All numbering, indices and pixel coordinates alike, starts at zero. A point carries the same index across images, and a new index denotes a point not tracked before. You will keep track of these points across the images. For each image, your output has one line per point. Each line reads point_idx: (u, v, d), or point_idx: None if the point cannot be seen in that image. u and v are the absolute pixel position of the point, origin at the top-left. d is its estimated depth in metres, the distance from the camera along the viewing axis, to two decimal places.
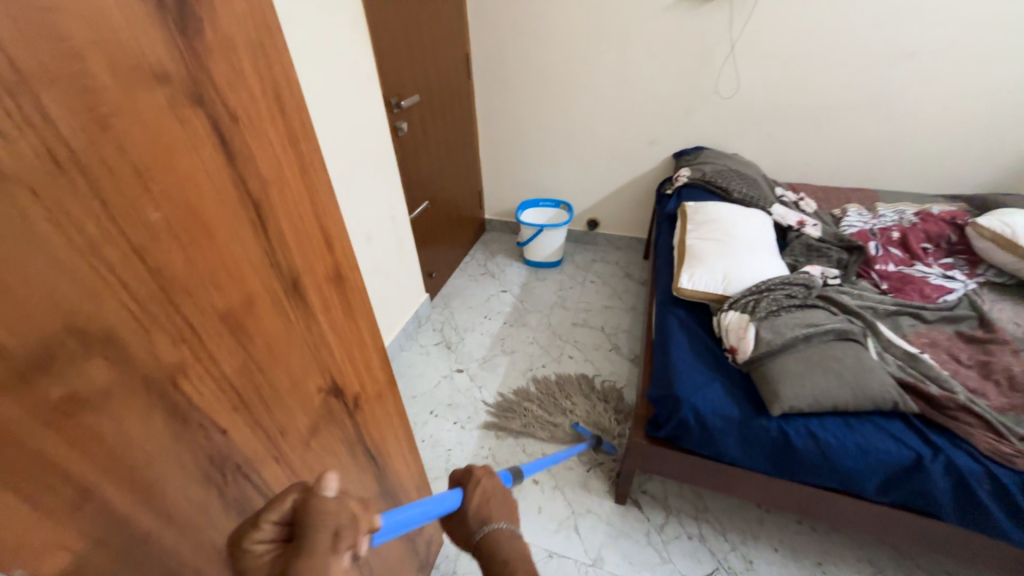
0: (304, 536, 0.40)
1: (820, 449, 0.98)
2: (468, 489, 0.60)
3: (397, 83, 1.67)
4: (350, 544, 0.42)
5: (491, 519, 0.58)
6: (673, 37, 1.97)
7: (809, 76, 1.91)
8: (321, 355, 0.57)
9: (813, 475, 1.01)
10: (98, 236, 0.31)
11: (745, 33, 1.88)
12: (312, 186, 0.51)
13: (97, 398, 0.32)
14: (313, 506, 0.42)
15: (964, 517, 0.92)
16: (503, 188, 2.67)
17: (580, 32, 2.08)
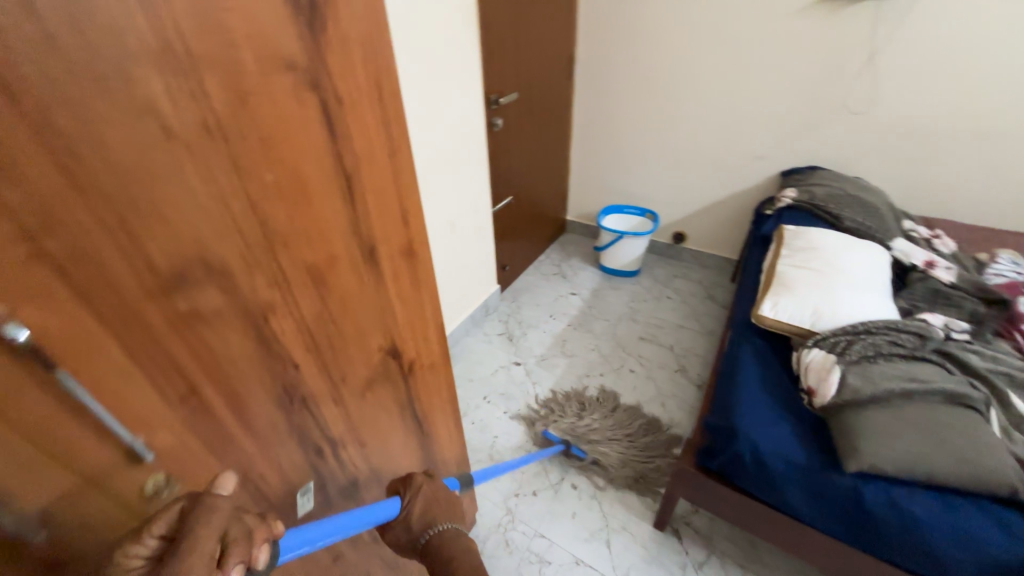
0: (182, 543, 0.34)
1: (903, 523, 0.85)
2: (407, 498, 0.66)
3: (499, 81, 1.75)
4: (241, 559, 0.37)
5: (433, 520, 0.63)
6: (799, 45, 1.80)
7: (970, 94, 1.62)
8: (385, 318, 0.64)
9: (890, 551, 0.88)
10: (228, 188, 0.39)
11: (890, 41, 1.66)
12: (399, 167, 0.58)
13: (210, 316, 0.41)
14: (205, 504, 0.37)
15: None
16: (589, 191, 2.65)
17: (692, 37, 1.99)
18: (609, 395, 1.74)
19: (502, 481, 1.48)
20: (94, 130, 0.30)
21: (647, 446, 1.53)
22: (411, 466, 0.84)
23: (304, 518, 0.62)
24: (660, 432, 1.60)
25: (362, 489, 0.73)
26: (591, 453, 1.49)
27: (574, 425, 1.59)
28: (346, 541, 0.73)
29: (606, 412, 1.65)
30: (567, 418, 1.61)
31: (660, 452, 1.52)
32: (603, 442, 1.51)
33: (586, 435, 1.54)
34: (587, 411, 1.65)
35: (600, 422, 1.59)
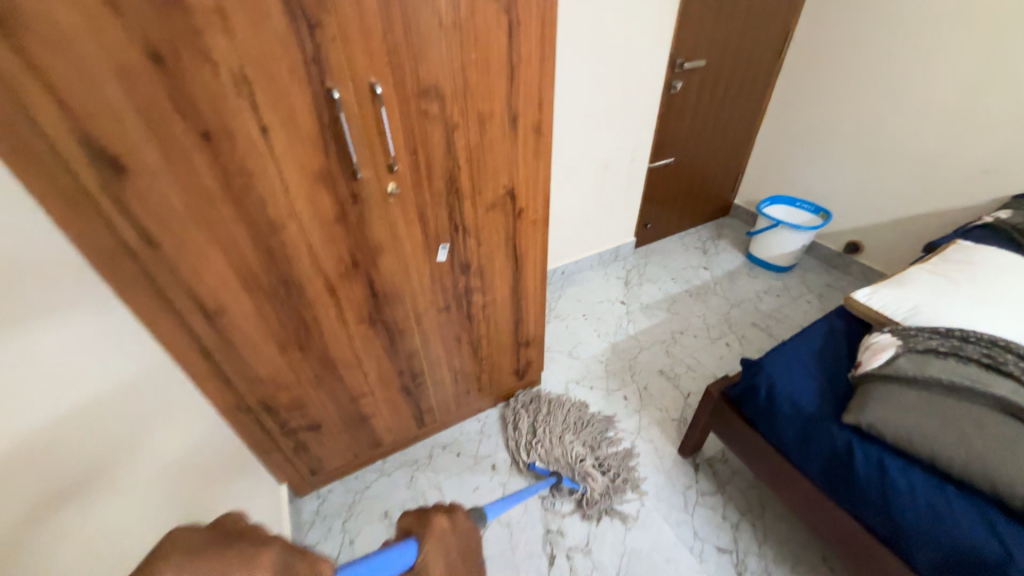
0: None
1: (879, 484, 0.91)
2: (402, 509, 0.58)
3: (689, 47, 1.90)
4: None
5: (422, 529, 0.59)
6: None
7: None
8: (512, 167, 1.06)
9: (862, 509, 0.95)
10: (454, 56, 0.84)
11: None
12: (544, 70, 0.95)
13: (432, 117, 0.88)
14: None
15: None
16: (765, 179, 2.56)
17: (941, 19, 1.73)
18: (552, 405, 1.63)
19: (571, 370, 1.84)
20: (417, 18, 0.76)
21: (609, 454, 1.50)
22: (504, 285, 1.29)
23: (439, 264, 1.11)
24: (611, 444, 1.54)
25: (471, 275, 1.20)
26: (580, 479, 1.42)
27: (522, 427, 1.56)
28: (454, 301, 1.22)
29: (562, 423, 1.58)
30: (519, 438, 1.53)
31: (636, 470, 1.47)
32: (587, 464, 1.45)
33: (534, 443, 1.51)
34: (534, 424, 1.57)
35: (573, 441, 1.51)
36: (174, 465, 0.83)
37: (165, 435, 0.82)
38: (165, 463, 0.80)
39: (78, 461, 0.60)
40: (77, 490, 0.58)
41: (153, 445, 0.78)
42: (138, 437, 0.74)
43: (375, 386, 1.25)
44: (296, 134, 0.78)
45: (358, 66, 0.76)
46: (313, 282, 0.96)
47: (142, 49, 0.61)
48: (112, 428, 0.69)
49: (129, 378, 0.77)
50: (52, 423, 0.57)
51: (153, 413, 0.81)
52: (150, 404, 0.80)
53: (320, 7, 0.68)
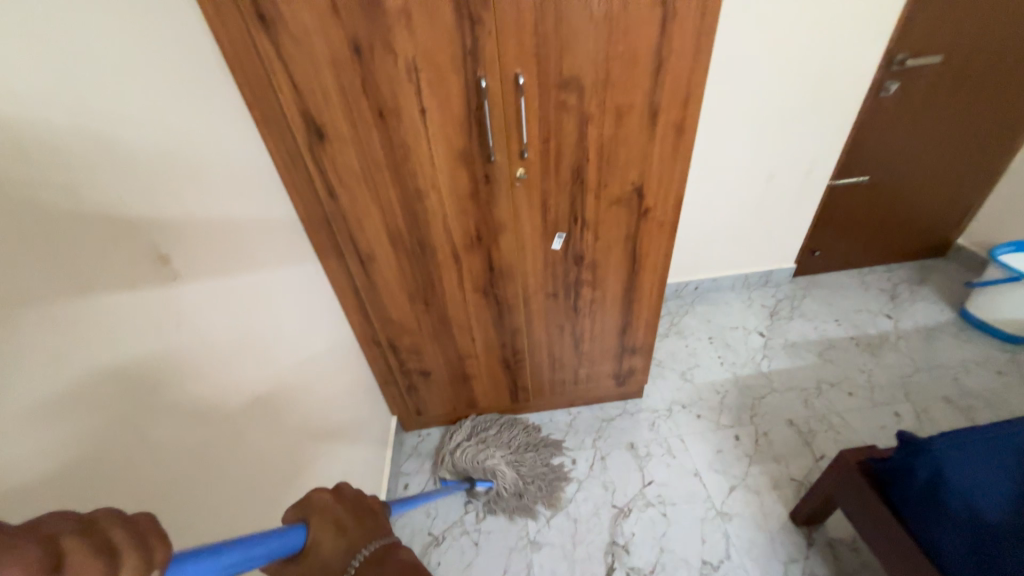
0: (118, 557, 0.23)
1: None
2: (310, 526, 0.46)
3: (921, 38, 1.52)
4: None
5: None
6: None
7: None
8: (644, 164, 1.03)
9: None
10: (600, 50, 0.85)
11: None
12: (698, 62, 0.89)
13: (569, 109, 0.92)
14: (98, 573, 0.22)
15: None
16: (1018, 216, 1.90)
17: None
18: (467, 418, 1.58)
19: (678, 391, 1.70)
20: (569, 10, 0.80)
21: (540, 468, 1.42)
22: (616, 284, 1.26)
23: (554, 250, 1.15)
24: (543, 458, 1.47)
25: (584, 267, 1.21)
26: (491, 477, 1.39)
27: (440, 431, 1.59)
28: (563, 289, 1.25)
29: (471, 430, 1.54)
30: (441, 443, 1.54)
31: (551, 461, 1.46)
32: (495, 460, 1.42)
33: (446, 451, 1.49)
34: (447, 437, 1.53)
35: (476, 443, 1.47)
36: (321, 369, 1.05)
37: (318, 345, 1.05)
38: (289, 382, 0.90)
39: (221, 383, 0.68)
40: (233, 391, 0.70)
41: (281, 366, 0.88)
42: (281, 364, 0.88)
43: (479, 351, 1.37)
44: (448, 116, 0.90)
45: (508, 59, 0.84)
46: (443, 247, 1.11)
47: (349, 43, 0.79)
48: (265, 349, 0.82)
49: (275, 302, 0.88)
50: (209, 348, 0.66)
51: (290, 338, 0.92)
52: (288, 328, 0.92)
53: (483, 5, 0.77)
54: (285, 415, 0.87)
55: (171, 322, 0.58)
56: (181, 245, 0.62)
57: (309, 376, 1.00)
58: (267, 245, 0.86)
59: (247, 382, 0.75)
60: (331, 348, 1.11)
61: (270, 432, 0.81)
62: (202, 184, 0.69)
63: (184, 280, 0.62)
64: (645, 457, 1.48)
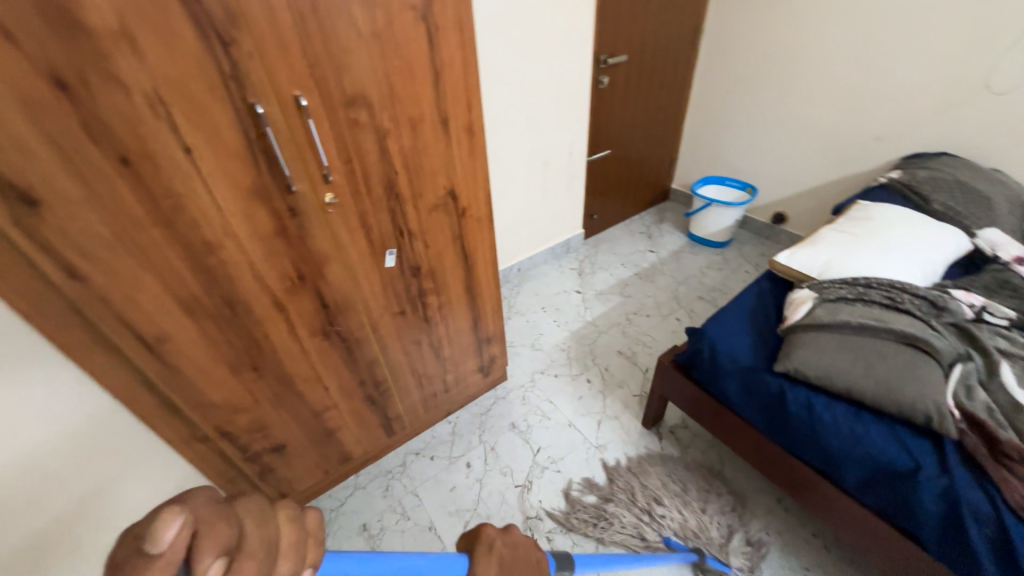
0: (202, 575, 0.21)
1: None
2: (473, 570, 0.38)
3: (611, 43, 2.02)
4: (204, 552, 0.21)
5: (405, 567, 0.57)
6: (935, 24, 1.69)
7: None
8: (449, 167, 1.09)
9: (920, 527, 0.91)
10: (377, 65, 0.86)
11: None
12: (469, 71, 1.00)
13: (362, 127, 0.90)
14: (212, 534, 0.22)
15: (943, 541, 0.88)
16: (697, 162, 2.73)
17: (821, 7, 1.94)
18: (638, 469, 1.46)
19: (535, 362, 1.88)
20: (335, 29, 0.78)
21: (761, 533, 1.31)
22: (457, 285, 1.32)
23: (389, 268, 1.13)
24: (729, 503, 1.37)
25: (423, 277, 1.22)
26: (721, 551, 1.26)
27: (604, 486, 1.43)
28: (409, 304, 1.23)
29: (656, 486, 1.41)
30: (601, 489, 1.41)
31: (763, 514, 1.35)
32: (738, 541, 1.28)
33: (650, 514, 1.33)
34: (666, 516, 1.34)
35: (711, 519, 1.32)
36: (126, 474, 0.87)
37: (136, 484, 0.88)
38: (95, 483, 0.79)
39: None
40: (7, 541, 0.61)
41: (79, 473, 0.76)
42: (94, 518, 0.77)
43: (338, 398, 1.24)
44: (222, 151, 0.77)
45: (280, 81, 0.77)
46: (260, 299, 0.95)
47: (44, 76, 0.60)
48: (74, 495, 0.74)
49: (48, 407, 0.73)
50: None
51: (84, 438, 0.78)
52: (63, 439, 0.74)
53: (233, 25, 0.69)
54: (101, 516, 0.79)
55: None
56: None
57: (110, 478, 0.83)
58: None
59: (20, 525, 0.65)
60: (127, 449, 0.88)
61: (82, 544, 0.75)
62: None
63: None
64: (528, 429, 1.61)
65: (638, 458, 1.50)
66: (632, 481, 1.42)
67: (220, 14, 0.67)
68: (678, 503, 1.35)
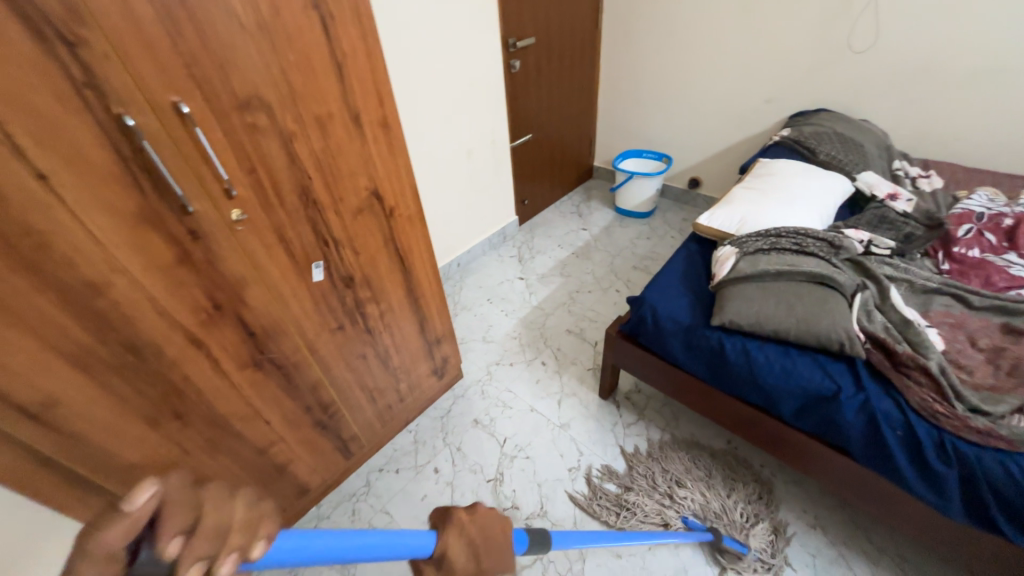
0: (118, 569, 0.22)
1: (967, 409, 0.93)
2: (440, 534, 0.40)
3: (518, 26, 2.01)
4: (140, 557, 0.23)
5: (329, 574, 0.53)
6: None
7: (965, 32, 1.63)
8: (369, 167, 1.02)
9: (848, 441, 1.03)
10: (269, 61, 0.78)
11: None
12: (375, 62, 0.93)
13: (263, 131, 0.81)
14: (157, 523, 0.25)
15: (868, 449, 1.00)
16: (614, 138, 2.83)
17: None
18: (661, 454, 1.46)
19: (488, 355, 1.87)
20: (211, 22, 0.69)
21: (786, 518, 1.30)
22: (396, 289, 1.25)
23: (318, 282, 1.04)
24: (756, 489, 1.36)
25: (358, 286, 1.14)
26: (742, 533, 1.26)
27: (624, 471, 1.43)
28: (347, 317, 1.15)
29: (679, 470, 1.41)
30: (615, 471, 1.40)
31: (793, 501, 1.34)
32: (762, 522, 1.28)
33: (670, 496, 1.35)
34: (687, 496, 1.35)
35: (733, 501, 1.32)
36: None
37: None
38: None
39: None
40: None
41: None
42: None
43: (283, 430, 1.14)
44: (92, 173, 0.66)
45: (153, 86, 0.67)
46: (170, 338, 0.84)
47: None
48: None
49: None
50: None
51: None
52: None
53: (78, 22, 0.58)
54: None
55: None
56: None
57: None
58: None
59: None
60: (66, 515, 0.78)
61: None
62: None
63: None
64: (491, 422, 1.60)
65: (660, 442, 1.50)
66: (653, 467, 1.42)
67: (57, 9, 0.56)
68: (697, 485, 1.37)
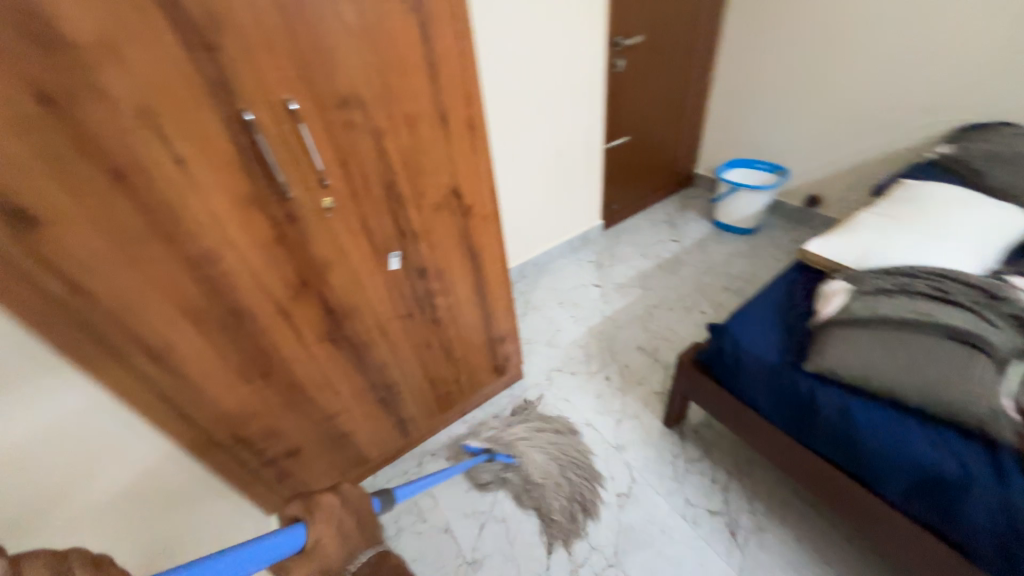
0: None
1: None
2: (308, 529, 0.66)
3: (626, 23, 1.91)
4: None
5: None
6: None
7: None
8: (451, 165, 1.05)
9: (958, 530, 0.85)
10: (368, 62, 0.83)
11: None
12: (467, 63, 0.95)
13: (356, 127, 0.87)
14: None
15: (1000, 556, 0.80)
16: (722, 145, 2.58)
17: None
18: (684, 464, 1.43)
19: (551, 359, 1.84)
20: (322, 27, 0.75)
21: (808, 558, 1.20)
22: (465, 284, 1.28)
23: (393, 271, 1.11)
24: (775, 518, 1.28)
25: (429, 278, 1.19)
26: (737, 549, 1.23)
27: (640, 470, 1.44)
28: (417, 306, 1.21)
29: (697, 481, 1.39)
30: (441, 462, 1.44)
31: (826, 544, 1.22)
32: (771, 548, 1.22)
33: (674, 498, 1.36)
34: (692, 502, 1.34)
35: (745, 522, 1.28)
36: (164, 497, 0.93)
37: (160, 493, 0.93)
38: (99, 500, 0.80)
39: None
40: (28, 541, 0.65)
41: (86, 486, 0.78)
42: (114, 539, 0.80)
43: (350, 401, 1.25)
44: (215, 159, 0.76)
45: (270, 85, 0.75)
46: (264, 306, 0.95)
47: (30, 93, 0.60)
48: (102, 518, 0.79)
49: (66, 420, 0.77)
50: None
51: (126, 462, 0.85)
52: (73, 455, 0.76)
53: (215, 30, 0.67)
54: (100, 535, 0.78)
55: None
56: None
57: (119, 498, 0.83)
58: (6, 355, 0.69)
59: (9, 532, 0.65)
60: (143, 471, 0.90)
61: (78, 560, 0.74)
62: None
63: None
64: (544, 429, 1.58)
65: (690, 454, 1.46)
66: (669, 473, 1.42)
67: (201, 19, 0.65)
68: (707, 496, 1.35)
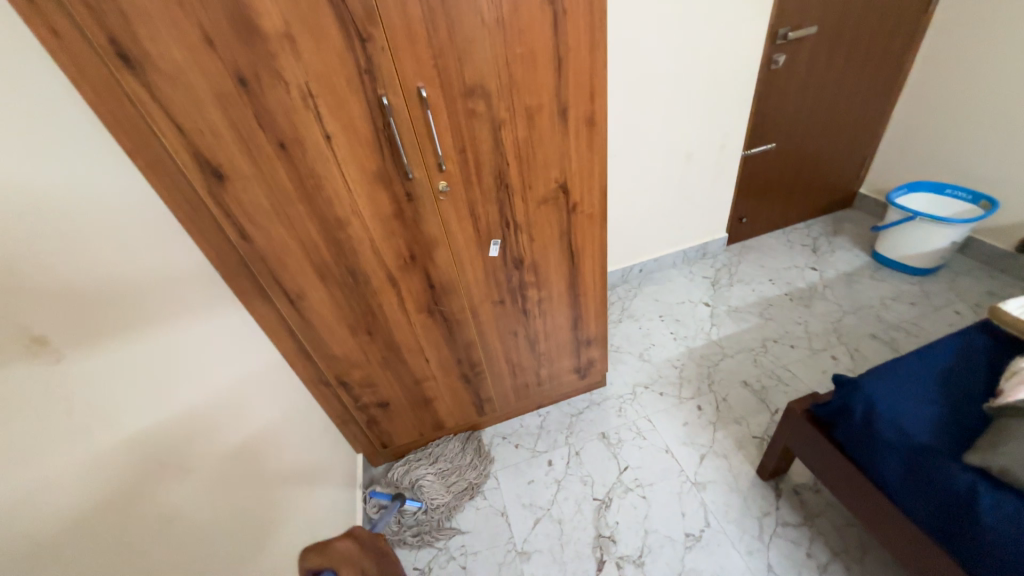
0: None
1: None
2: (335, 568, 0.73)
3: (797, 13, 1.66)
4: None
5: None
6: None
7: None
8: (564, 160, 1.04)
9: None
10: (497, 54, 0.85)
11: None
12: (596, 58, 0.92)
13: (478, 116, 0.91)
14: None
15: None
16: (904, 162, 2.11)
17: None
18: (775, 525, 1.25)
19: (639, 373, 1.74)
20: (461, 19, 0.79)
21: None
22: (560, 281, 1.27)
23: (492, 258, 1.14)
24: None
25: (525, 270, 1.21)
26: None
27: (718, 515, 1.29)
28: (509, 295, 1.24)
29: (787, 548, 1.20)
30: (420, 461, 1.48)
31: None
32: None
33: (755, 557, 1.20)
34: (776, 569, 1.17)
35: None
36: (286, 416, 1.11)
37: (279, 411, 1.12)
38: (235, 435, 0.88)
39: (156, 446, 0.67)
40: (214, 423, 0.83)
41: (227, 420, 0.86)
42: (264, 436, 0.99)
43: (436, 371, 1.34)
44: (355, 138, 0.86)
45: (407, 74, 0.82)
46: (376, 272, 1.06)
47: (231, 74, 0.74)
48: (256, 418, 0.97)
49: (214, 361, 0.87)
50: (134, 410, 0.65)
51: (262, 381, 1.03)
52: (217, 391, 0.86)
53: (370, 23, 0.75)
54: (237, 464, 0.86)
55: (72, 399, 0.55)
56: (51, 306, 0.55)
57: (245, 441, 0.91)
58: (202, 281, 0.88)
59: (193, 429, 0.76)
60: (260, 421, 0.98)
61: (234, 471, 0.84)
62: (74, 234, 0.62)
63: (87, 358, 0.59)
64: (617, 444, 1.51)
65: (784, 515, 1.26)
66: (753, 528, 1.25)
67: (360, 13, 0.74)
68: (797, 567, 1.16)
